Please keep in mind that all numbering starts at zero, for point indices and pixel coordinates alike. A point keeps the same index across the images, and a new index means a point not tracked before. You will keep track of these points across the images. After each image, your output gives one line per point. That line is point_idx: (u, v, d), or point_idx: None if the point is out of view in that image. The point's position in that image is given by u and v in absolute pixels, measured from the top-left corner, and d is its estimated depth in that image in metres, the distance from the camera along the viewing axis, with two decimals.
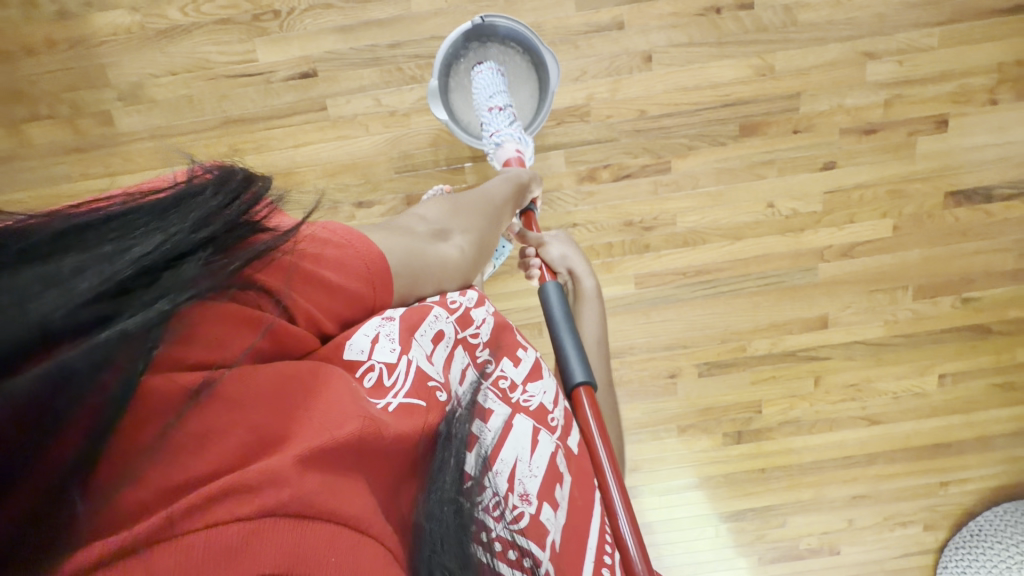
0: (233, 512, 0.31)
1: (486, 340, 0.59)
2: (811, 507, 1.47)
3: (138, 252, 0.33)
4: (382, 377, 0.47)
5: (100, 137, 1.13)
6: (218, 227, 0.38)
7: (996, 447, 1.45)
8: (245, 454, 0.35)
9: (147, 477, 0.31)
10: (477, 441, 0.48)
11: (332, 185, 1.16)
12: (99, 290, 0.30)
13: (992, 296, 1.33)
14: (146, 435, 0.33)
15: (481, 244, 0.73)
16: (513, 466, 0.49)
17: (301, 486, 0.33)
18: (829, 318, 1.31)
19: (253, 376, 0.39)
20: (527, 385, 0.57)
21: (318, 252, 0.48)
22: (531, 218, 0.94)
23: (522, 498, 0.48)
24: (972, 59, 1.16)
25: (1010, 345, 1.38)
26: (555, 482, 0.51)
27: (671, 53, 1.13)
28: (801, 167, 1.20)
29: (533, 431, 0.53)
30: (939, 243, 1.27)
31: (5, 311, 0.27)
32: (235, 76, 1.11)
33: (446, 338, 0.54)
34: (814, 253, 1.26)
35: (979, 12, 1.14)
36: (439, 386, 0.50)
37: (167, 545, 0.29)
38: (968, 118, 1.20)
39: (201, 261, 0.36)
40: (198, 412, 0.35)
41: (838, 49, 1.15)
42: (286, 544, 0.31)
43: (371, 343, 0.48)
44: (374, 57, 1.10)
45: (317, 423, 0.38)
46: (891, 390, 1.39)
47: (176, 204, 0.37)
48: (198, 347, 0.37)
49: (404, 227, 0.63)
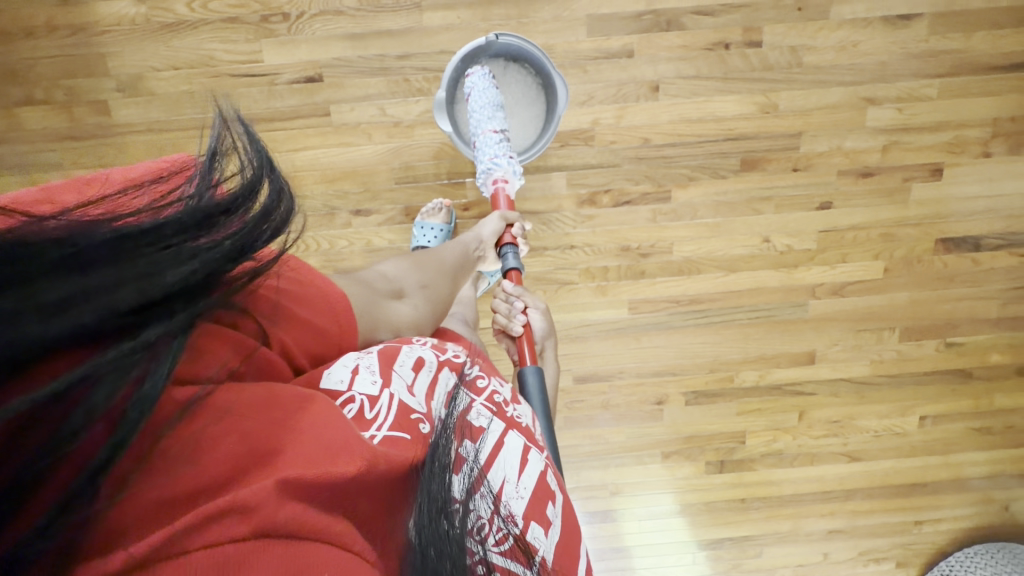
0: (226, 532, 0.32)
1: (469, 357, 0.57)
2: (788, 539, 1.48)
3: (170, 264, 0.31)
4: (364, 409, 0.46)
5: (95, 127, 1.11)
6: (254, 241, 0.37)
7: (970, 489, 1.48)
8: (237, 469, 0.35)
9: (140, 490, 0.32)
10: (465, 462, 0.44)
11: (331, 191, 1.15)
12: (125, 303, 0.29)
13: (974, 342, 1.36)
14: (152, 434, 0.33)
15: (441, 299, 0.76)
16: (500, 487, 0.46)
17: (293, 506, 0.34)
18: (817, 354, 1.33)
19: (242, 396, 0.39)
20: (516, 402, 0.55)
21: (296, 287, 0.50)
22: (516, 275, 0.93)
23: (508, 520, 0.44)
24: (968, 111, 1.19)
25: (989, 391, 1.40)
26: (544, 499, 0.48)
27: (678, 84, 1.14)
28: (798, 205, 1.22)
29: (522, 449, 0.50)
30: (926, 287, 1.30)
31: (27, 321, 0.26)
32: (238, 76, 1.09)
33: (428, 363, 0.53)
34: (806, 289, 1.28)
35: (977, 67, 1.17)
36: (422, 416, 0.47)
37: (160, 565, 0.30)
38: (961, 168, 1.22)
39: (230, 273, 0.35)
40: (188, 425, 0.35)
41: (842, 92, 1.17)
42: (279, 561, 0.32)
43: (351, 374, 0.48)
44: (382, 66, 1.09)
45: (307, 441, 0.38)
46: (872, 427, 1.41)
47: (207, 203, 0.35)
48: (189, 363, 0.37)
49: (365, 282, 0.63)
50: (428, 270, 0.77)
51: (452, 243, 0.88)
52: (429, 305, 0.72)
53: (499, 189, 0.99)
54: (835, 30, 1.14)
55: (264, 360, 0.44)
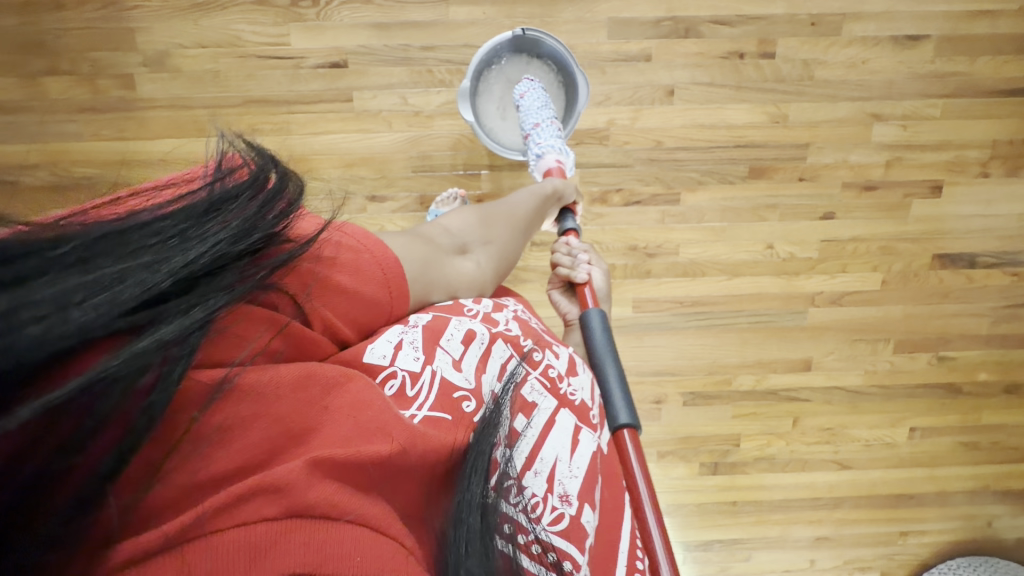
0: (258, 511, 0.34)
1: (522, 331, 0.58)
2: (776, 545, 1.50)
3: (174, 263, 0.34)
4: (405, 386, 0.48)
5: (118, 100, 1.12)
6: (257, 234, 0.39)
7: (955, 503, 1.51)
8: (270, 451, 0.38)
9: (173, 473, 0.34)
10: (515, 437, 0.49)
11: (347, 175, 1.17)
12: (135, 303, 0.31)
13: (965, 358, 1.39)
14: (178, 421, 0.35)
15: (506, 259, 0.71)
16: (553, 466, 0.49)
17: (322, 487, 0.36)
18: (813, 361, 1.36)
19: (268, 375, 0.39)
20: (570, 378, 0.57)
21: (342, 254, 0.48)
22: (573, 235, 0.90)
23: (562, 499, 0.48)
24: (969, 133, 1.23)
25: (977, 406, 1.44)
26: (593, 483, 0.52)
27: (692, 90, 1.17)
28: (801, 214, 1.25)
29: (574, 430, 0.53)
30: (922, 301, 1.33)
31: (39, 322, 0.28)
32: (264, 57, 1.11)
33: (479, 336, 0.53)
34: (806, 298, 1.31)
35: (979, 90, 1.21)
36: (466, 394, 0.49)
37: (196, 541, 0.33)
38: (960, 187, 1.26)
39: (237, 267, 0.37)
40: (222, 410, 0.37)
41: (849, 107, 1.20)
42: (307, 542, 0.34)
43: (394, 350, 0.49)
44: (406, 56, 1.12)
45: (342, 424, 0.40)
46: (863, 437, 1.44)
47: (210, 206, 0.38)
48: (219, 347, 0.38)
49: (427, 237, 0.61)
50: (498, 224, 0.73)
51: (525, 195, 0.84)
52: (494, 263, 0.68)
53: (552, 165, 0.97)
54: (845, 46, 1.17)
55: (300, 333, 0.43)
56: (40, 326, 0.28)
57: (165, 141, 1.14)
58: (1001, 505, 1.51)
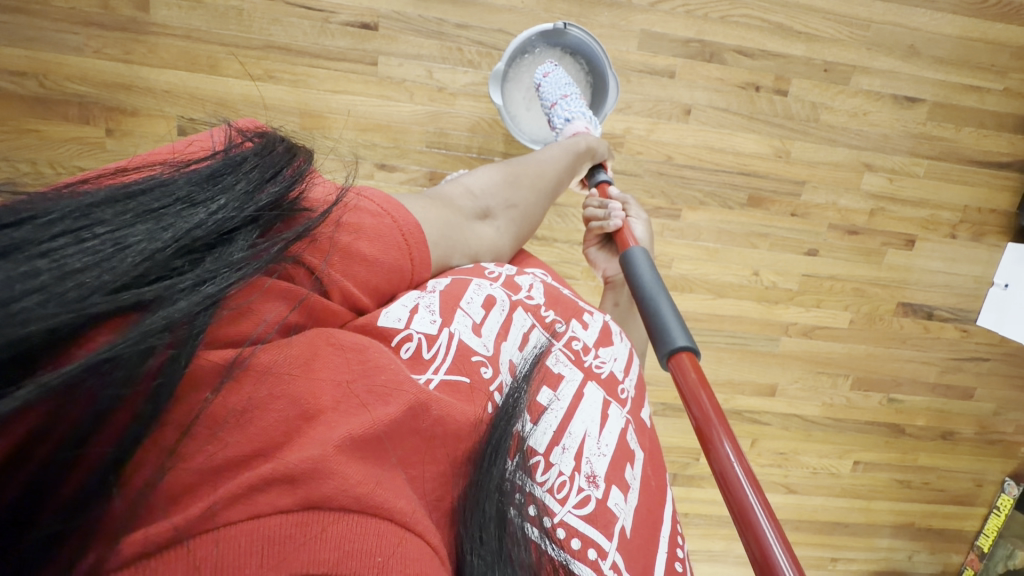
0: (272, 503, 0.30)
1: (544, 302, 0.57)
2: (718, 558, 1.56)
3: (180, 230, 0.32)
4: (421, 348, 0.45)
5: (128, 20, 1.06)
6: (264, 200, 0.37)
7: (882, 535, 1.61)
8: (286, 432, 0.33)
9: (187, 454, 0.31)
10: (539, 412, 0.48)
11: (360, 139, 1.15)
12: (137, 274, 0.29)
13: (912, 402, 1.50)
14: (190, 401, 0.32)
15: (525, 225, 0.71)
16: (581, 442, 0.49)
17: (342, 476, 0.32)
18: (778, 388, 1.43)
19: (286, 352, 0.36)
20: (599, 349, 0.57)
21: (358, 221, 0.46)
22: (608, 187, 0.91)
23: (589, 481, 0.47)
24: (944, 195, 1.34)
25: (915, 448, 1.55)
26: (622, 461, 0.50)
27: (708, 113, 1.22)
28: (789, 246, 1.32)
29: (602, 404, 0.53)
30: (882, 343, 1.43)
31: (40, 296, 0.26)
32: (293, 5, 1.08)
33: (499, 303, 0.52)
34: (781, 326, 1.37)
35: (959, 158, 1.32)
36: (483, 361, 0.47)
37: (206, 535, 0.29)
38: (929, 243, 1.37)
39: (247, 234, 0.36)
40: (238, 387, 0.34)
41: (845, 153, 1.28)
42: (325, 538, 0.30)
43: (410, 313, 0.46)
44: (439, 30, 1.11)
45: (358, 397, 0.36)
46: (812, 464, 1.52)
47: (215, 173, 0.37)
48: (232, 324, 0.35)
49: (449, 200, 0.60)
50: (520, 187, 0.73)
51: (552, 155, 0.83)
52: (513, 229, 0.68)
53: (581, 129, 0.97)
54: (852, 96, 1.25)
55: (317, 303, 0.41)
56: (36, 298, 0.25)
57: (174, 72, 1.09)
58: (921, 541, 1.63)
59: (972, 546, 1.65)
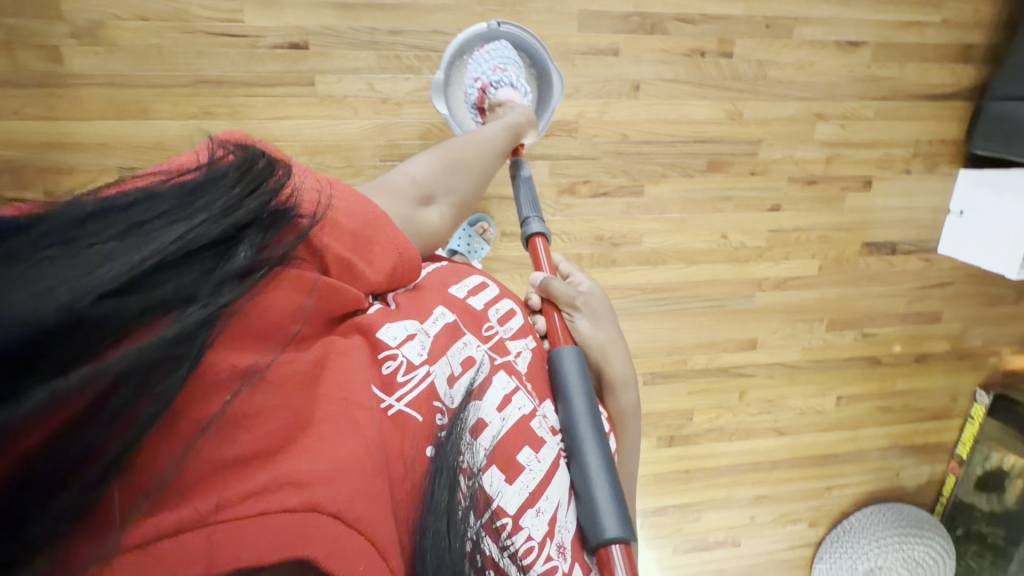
0: (277, 503, 0.33)
1: (527, 369, 0.55)
2: (723, 505, 1.63)
3: (167, 244, 0.32)
4: (399, 370, 0.44)
5: (43, 74, 1.00)
6: (246, 214, 0.37)
7: (870, 458, 1.71)
8: (288, 436, 0.36)
9: (199, 449, 0.32)
10: (520, 475, 0.47)
11: (312, 163, 1.11)
12: (130, 285, 0.29)
13: (886, 333, 1.57)
14: (204, 404, 0.33)
15: (470, 200, 0.72)
16: (555, 508, 0.48)
17: (340, 483, 0.35)
18: (758, 340, 1.48)
19: (287, 366, 0.38)
20: (581, 415, 0.54)
21: (338, 220, 0.48)
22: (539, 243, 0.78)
23: (558, 550, 0.46)
24: (896, 133, 1.37)
25: (892, 375, 1.63)
26: (595, 531, 0.49)
27: (657, 86, 1.21)
28: (753, 205, 1.34)
29: (579, 472, 0.52)
30: (852, 283, 1.48)
31: (35, 298, 0.26)
32: (216, 34, 1.03)
33: (481, 364, 0.50)
34: (754, 282, 1.41)
35: (905, 93, 1.34)
36: (442, 409, 0.46)
37: (212, 526, 0.31)
38: (886, 181, 1.40)
39: (234, 248, 0.35)
40: (244, 393, 0.35)
41: (797, 105, 1.29)
42: (323, 536, 0.33)
43: (405, 337, 0.47)
44: (373, 40, 1.07)
45: (352, 407, 0.39)
46: (799, 406, 1.59)
47: (197, 189, 0.36)
48: (237, 338, 0.37)
49: (390, 191, 0.62)
50: (460, 165, 0.73)
51: (491, 132, 0.82)
52: (459, 207, 0.70)
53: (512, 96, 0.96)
54: (796, 48, 1.25)
55: (327, 291, 0.44)
56: (35, 301, 0.26)
57: (103, 123, 1.03)
58: (907, 458, 1.74)
59: (953, 455, 1.75)
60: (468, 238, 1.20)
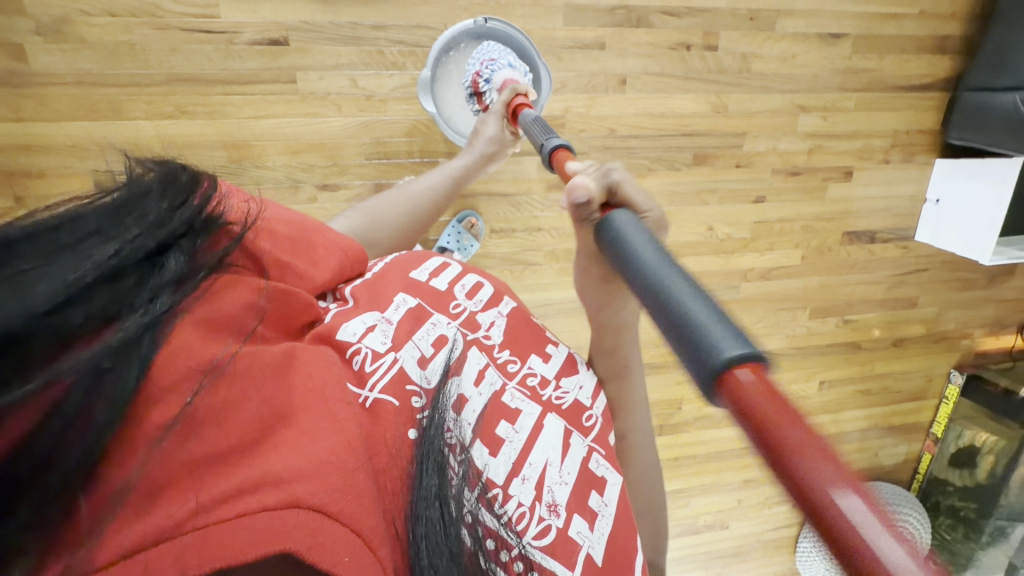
0: (254, 501, 0.30)
1: (502, 340, 0.53)
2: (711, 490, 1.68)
3: (103, 256, 0.31)
4: (365, 363, 0.43)
5: (8, 74, 0.96)
6: (179, 224, 0.36)
7: (850, 439, 1.77)
8: (263, 429, 0.33)
9: (165, 448, 0.30)
10: (507, 442, 0.46)
11: (296, 163, 1.09)
12: (75, 295, 0.28)
13: (865, 319, 1.62)
14: (169, 403, 0.31)
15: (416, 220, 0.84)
16: (543, 471, 0.47)
17: (322, 475, 0.32)
18: (744, 330, 1.51)
19: (253, 359, 0.36)
20: (560, 381, 0.55)
21: (274, 229, 0.49)
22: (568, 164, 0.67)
23: (549, 510, 0.45)
24: (876, 123, 1.39)
25: (872, 359, 1.68)
26: (585, 491, 0.49)
27: (644, 79, 1.21)
28: (737, 197, 1.36)
29: (564, 433, 0.51)
30: (833, 271, 1.52)
31: None
32: (190, 30, 1.00)
33: (451, 341, 0.49)
34: (740, 273, 1.43)
35: (884, 84, 1.37)
36: (417, 390, 0.43)
37: (188, 531, 0.28)
38: (865, 171, 1.43)
39: (175, 256, 0.35)
40: (211, 391, 0.33)
41: (780, 98, 1.30)
42: (308, 530, 0.30)
43: (365, 330, 0.46)
44: (355, 35, 1.05)
45: (330, 398, 0.37)
46: (783, 391, 1.64)
47: (122, 205, 0.35)
48: (196, 341, 0.34)
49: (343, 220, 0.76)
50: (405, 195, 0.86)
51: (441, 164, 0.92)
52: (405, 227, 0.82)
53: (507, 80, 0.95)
54: (779, 41, 1.26)
55: (279, 292, 0.43)
56: None
57: (74, 124, 0.99)
58: (885, 438, 1.80)
59: (928, 434, 1.81)
60: (458, 235, 1.20)
